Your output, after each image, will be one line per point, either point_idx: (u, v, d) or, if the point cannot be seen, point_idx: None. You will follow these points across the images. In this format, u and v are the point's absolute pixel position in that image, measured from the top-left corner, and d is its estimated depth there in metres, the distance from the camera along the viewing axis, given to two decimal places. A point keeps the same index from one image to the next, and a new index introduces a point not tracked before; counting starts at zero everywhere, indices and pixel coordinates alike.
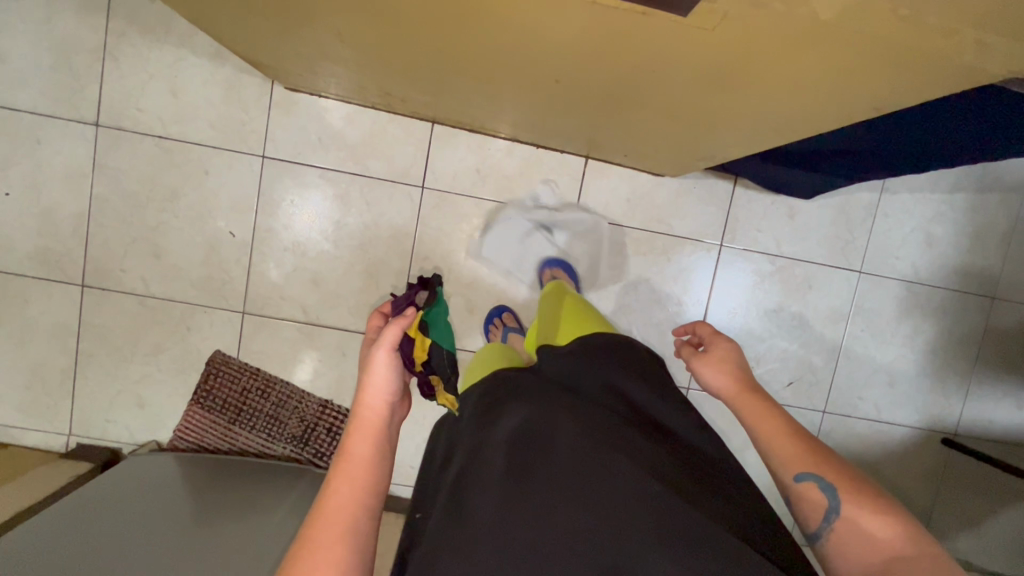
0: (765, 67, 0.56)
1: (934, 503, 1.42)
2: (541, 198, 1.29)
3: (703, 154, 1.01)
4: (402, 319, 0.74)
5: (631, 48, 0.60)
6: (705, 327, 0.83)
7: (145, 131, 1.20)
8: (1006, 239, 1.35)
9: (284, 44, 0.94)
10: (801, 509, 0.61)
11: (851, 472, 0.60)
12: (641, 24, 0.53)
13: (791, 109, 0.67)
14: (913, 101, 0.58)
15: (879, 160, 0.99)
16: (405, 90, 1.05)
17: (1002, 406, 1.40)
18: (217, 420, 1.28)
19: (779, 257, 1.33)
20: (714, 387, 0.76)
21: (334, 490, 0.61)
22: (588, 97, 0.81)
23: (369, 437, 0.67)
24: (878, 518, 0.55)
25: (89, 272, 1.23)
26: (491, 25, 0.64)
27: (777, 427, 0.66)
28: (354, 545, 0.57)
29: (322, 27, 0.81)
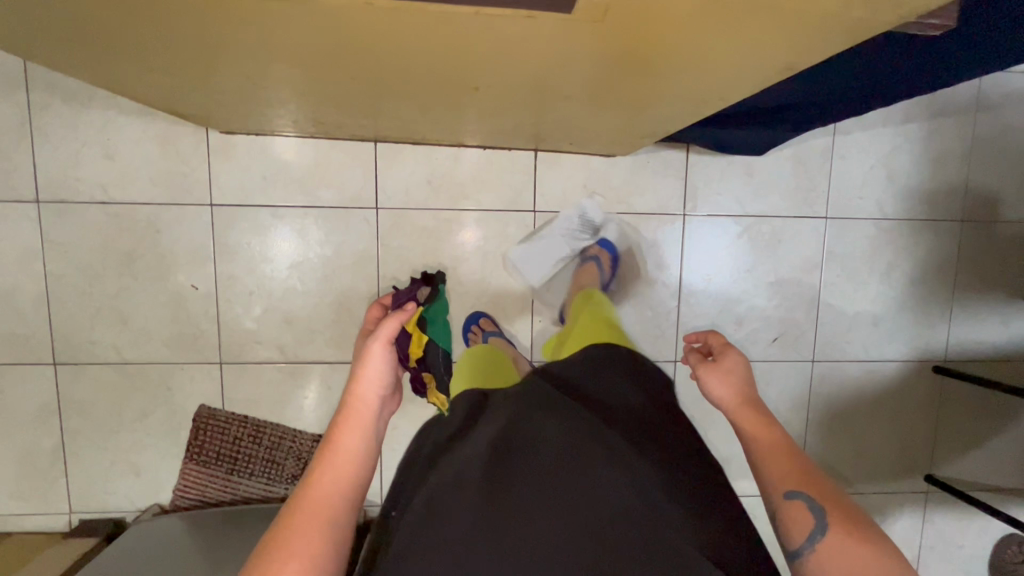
0: (667, 45, 0.56)
1: (937, 431, 1.42)
2: (497, 199, 1.27)
3: (645, 131, 1.00)
4: (401, 313, 0.74)
5: (533, 47, 0.59)
6: (718, 339, 0.81)
7: (88, 199, 1.18)
8: (966, 160, 1.34)
9: (204, 93, 0.92)
10: (785, 525, 0.61)
11: (842, 501, 0.61)
12: (535, 26, 0.52)
13: (709, 79, 0.66)
14: (822, 55, 0.57)
15: (820, 105, 0.99)
16: (337, 117, 1.04)
17: (989, 326, 1.40)
18: (215, 472, 1.27)
19: (744, 216, 1.33)
20: (716, 397, 0.75)
21: (320, 477, 0.66)
22: (513, 96, 0.80)
23: (357, 427, 0.70)
24: (866, 550, 0.57)
25: (59, 350, 1.21)
26: (391, 46, 0.63)
27: (776, 445, 0.67)
28: (334, 532, 0.62)
29: (234, 72, 0.79)
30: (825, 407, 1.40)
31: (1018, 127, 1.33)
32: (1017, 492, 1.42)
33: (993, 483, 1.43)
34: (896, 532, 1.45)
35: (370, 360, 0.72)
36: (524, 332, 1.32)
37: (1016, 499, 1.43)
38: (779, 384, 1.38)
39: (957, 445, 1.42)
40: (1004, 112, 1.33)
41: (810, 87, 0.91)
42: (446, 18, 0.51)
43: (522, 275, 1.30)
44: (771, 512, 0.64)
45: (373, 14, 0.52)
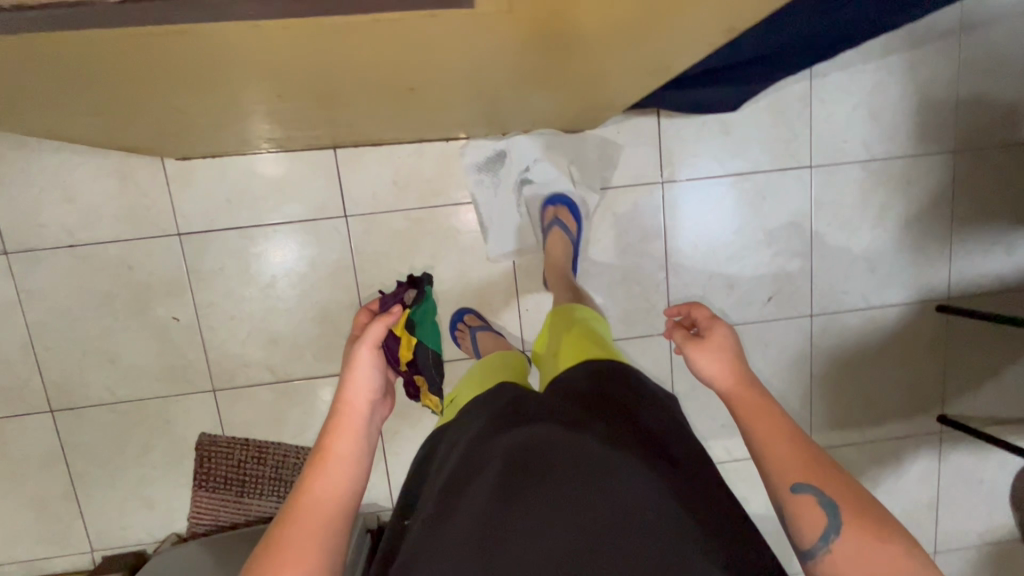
0: (585, 16, 0.51)
1: (947, 370, 1.39)
2: (483, 182, 1.22)
3: (606, 103, 0.95)
4: (386, 317, 0.74)
5: (447, 42, 0.55)
6: (702, 313, 0.78)
7: (56, 244, 1.17)
8: (956, 86, 1.27)
9: (144, 126, 0.89)
10: (797, 524, 0.60)
11: (854, 491, 0.60)
12: (449, 19, 0.48)
13: (644, 44, 0.62)
14: (754, 8, 0.54)
15: (788, 51, 0.93)
16: (288, 130, 1.00)
17: (993, 257, 1.34)
18: (226, 496, 1.28)
19: (726, 176, 1.28)
20: (708, 376, 0.72)
21: (314, 482, 0.66)
22: (452, 89, 0.76)
23: (351, 435, 0.70)
24: (886, 550, 0.56)
25: (54, 397, 1.21)
26: (304, 61, 0.59)
27: (776, 427, 0.65)
28: (325, 541, 0.61)
29: (162, 105, 0.76)
30: (829, 361, 1.37)
31: (1007, 44, 1.25)
32: None
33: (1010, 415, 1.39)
34: (913, 474, 1.44)
35: (358, 365, 0.72)
36: (514, 323, 1.28)
37: None
38: (778, 344, 1.35)
39: (969, 382, 1.39)
40: (992, 29, 1.24)
41: (771, 36, 0.85)
42: (348, 28, 0.47)
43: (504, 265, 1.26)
44: (779, 507, 0.62)
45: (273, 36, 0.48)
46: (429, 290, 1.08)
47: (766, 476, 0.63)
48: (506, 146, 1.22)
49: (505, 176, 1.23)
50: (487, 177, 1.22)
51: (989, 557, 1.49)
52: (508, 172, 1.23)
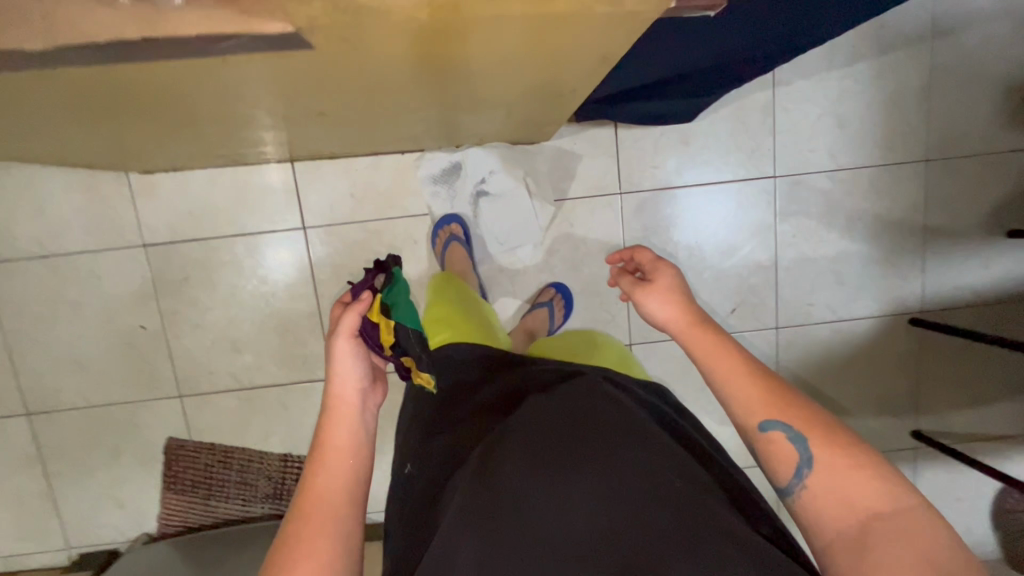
0: (447, 48, 0.52)
1: (919, 385, 1.35)
2: (437, 191, 1.24)
3: (538, 121, 0.94)
4: (358, 304, 0.67)
5: (321, 72, 0.56)
6: (646, 256, 0.77)
7: (27, 255, 1.22)
8: (926, 95, 1.23)
9: (87, 147, 0.92)
10: (770, 464, 0.61)
11: (823, 422, 0.61)
12: (299, 58, 0.49)
13: (532, 69, 0.62)
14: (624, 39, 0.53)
15: (724, 65, 0.91)
16: (235, 147, 1.02)
17: (967, 269, 1.30)
18: (193, 499, 1.32)
19: (684, 187, 1.26)
20: (659, 319, 0.72)
21: (318, 475, 0.64)
22: (369, 110, 0.77)
23: (344, 424, 0.67)
24: (857, 476, 0.56)
25: (29, 400, 1.27)
26: (195, 90, 0.61)
27: (736, 369, 0.66)
28: (341, 530, 0.61)
29: (87, 131, 0.79)
30: (795, 374, 1.34)
31: (980, 51, 1.21)
32: (1014, 438, 1.34)
33: (986, 432, 1.35)
34: None
35: (338, 359, 0.67)
36: None
37: (1013, 447, 1.35)
38: None
39: (942, 396, 1.35)
40: (963, 35, 1.21)
41: (700, 53, 0.84)
42: (200, 68, 0.49)
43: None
44: (755, 452, 0.64)
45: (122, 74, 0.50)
46: (401, 273, 0.82)
47: (736, 422, 0.65)
48: (461, 159, 1.23)
49: (459, 186, 1.23)
50: (444, 190, 1.23)
51: None
52: (464, 184, 1.24)
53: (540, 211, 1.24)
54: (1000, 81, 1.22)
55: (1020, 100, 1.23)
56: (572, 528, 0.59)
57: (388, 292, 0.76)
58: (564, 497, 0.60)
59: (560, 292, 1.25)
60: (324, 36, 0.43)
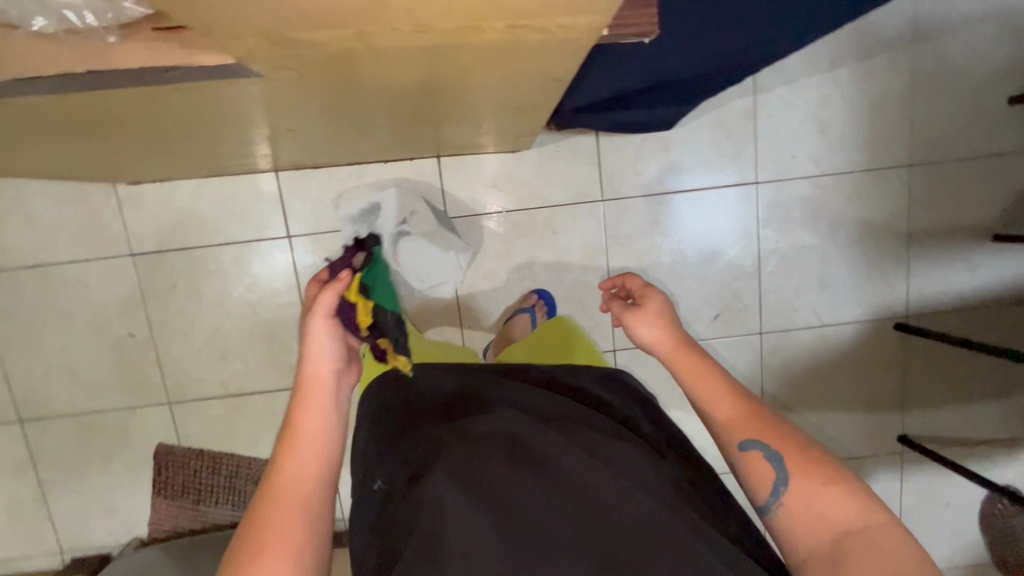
0: (398, 73, 0.52)
1: (905, 389, 1.35)
2: (365, 218, 1.21)
3: (512, 132, 0.94)
4: (336, 283, 0.66)
5: (278, 94, 0.57)
6: (636, 281, 0.78)
7: (18, 265, 1.24)
8: (908, 100, 1.23)
9: (66, 164, 0.93)
10: (748, 481, 0.61)
11: (801, 442, 0.61)
12: (251, 81, 0.50)
13: (492, 90, 0.63)
14: (575, 64, 0.54)
15: (697, 77, 0.92)
16: (215, 162, 1.03)
17: (952, 273, 1.29)
18: (183, 504, 1.34)
19: (665, 194, 1.27)
20: (648, 343, 0.73)
21: (288, 460, 0.63)
22: (339, 126, 0.78)
23: (319, 408, 0.66)
24: (834, 493, 0.57)
25: (22, 407, 1.29)
26: (158, 112, 0.62)
27: (718, 390, 0.67)
28: (308, 514, 0.60)
29: (62, 150, 0.80)
30: (780, 379, 1.34)
31: (962, 56, 1.21)
32: (1000, 443, 1.34)
33: (973, 436, 1.34)
34: None
35: (315, 340, 0.67)
36: (456, 340, 1.30)
37: (1000, 452, 1.34)
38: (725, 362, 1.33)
39: (928, 401, 1.35)
40: (945, 41, 1.20)
41: (670, 66, 0.85)
42: (151, 92, 0.50)
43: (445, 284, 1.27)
44: (733, 470, 0.64)
45: (80, 101, 0.51)
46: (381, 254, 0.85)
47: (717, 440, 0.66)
48: (378, 199, 1.22)
49: (385, 210, 1.20)
50: (361, 230, 1.21)
51: None
52: (381, 223, 1.20)
53: (459, 252, 1.23)
54: (983, 86, 1.22)
55: (1003, 104, 1.23)
56: (539, 522, 0.57)
57: (366, 271, 0.74)
58: (534, 493, 0.59)
59: (543, 299, 1.25)
60: (266, 64, 0.44)
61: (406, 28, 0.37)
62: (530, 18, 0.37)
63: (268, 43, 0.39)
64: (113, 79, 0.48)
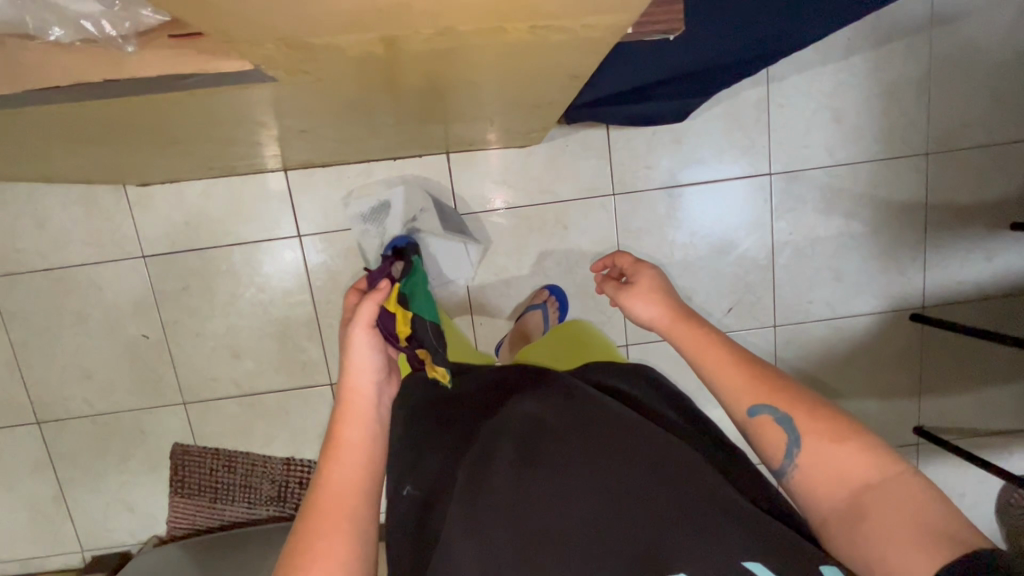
0: (414, 74, 0.52)
1: (921, 381, 1.33)
2: (373, 213, 1.21)
3: (522, 129, 0.92)
4: (376, 294, 0.67)
5: (292, 96, 0.56)
6: (627, 259, 0.78)
7: (32, 268, 1.24)
8: (926, 87, 1.20)
9: (73, 168, 0.92)
10: (761, 446, 0.61)
11: (809, 401, 0.60)
12: (266, 85, 0.49)
13: (507, 88, 0.62)
14: (593, 61, 0.53)
15: (709, 69, 0.90)
16: (221, 164, 1.03)
17: (970, 263, 1.28)
18: (200, 502, 1.35)
19: (676, 187, 1.25)
20: (646, 319, 0.72)
21: (331, 469, 0.61)
22: (349, 126, 0.77)
23: (361, 417, 0.65)
24: (845, 449, 0.56)
25: (40, 409, 1.30)
26: (169, 116, 0.61)
27: (722, 358, 0.64)
28: (356, 524, 0.58)
29: (71, 154, 0.79)
30: (794, 372, 1.33)
31: (981, 40, 1.18)
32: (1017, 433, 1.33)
33: (990, 427, 1.33)
34: None
35: (357, 351, 0.66)
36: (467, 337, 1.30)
37: (1017, 443, 1.33)
38: None
39: (944, 393, 1.33)
40: (964, 25, 1.18)
41: (684, 58, 0.84)
42: (164, 98, 0.49)
43: (456, 282, 1.26)
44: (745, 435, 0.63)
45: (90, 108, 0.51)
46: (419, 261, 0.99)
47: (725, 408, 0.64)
48: (389, 197, 1.21)
49: (394, 205, 1.20)
50: (373, 228, 1.21)
51: None
52: (394, 221, 1.20)
53: (471, 248, 1.24)
54: (1002, 71, 1.20)
55: (1023, 89, 1.20)
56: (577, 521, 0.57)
57: (404, 284, 0.85)
58: (568, 491, 0.58)
59: (554, 294, 1.24)
60: (283, 68, 0.43)
61: (428, 31, 0.37)
62: (553, 19, 0.36)
63: (283, 52, 0.38)
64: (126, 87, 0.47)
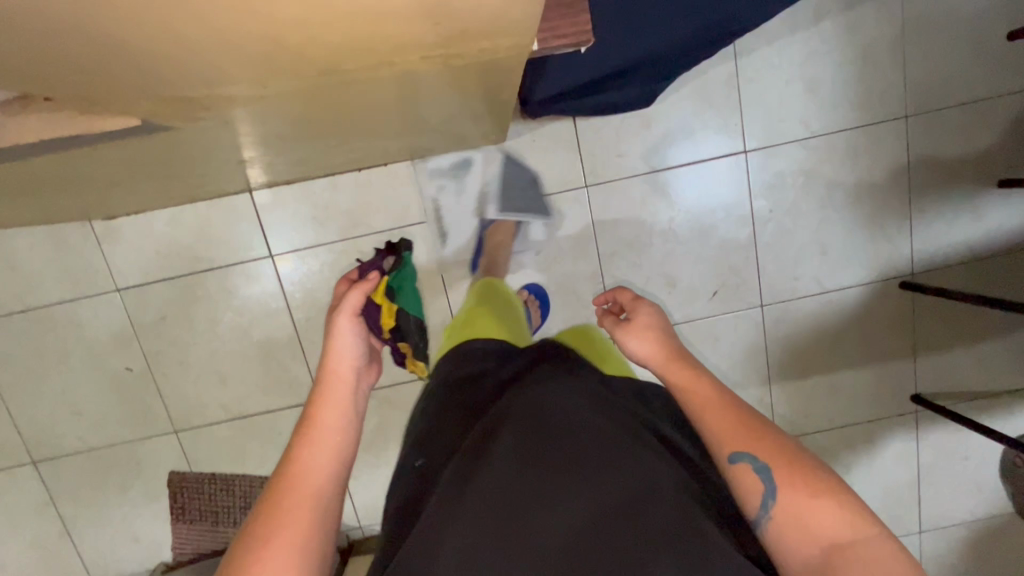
0: (333, 95, 0.49)
1: (916, 349, 1.31)
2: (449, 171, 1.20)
3: (472, 136, 0.87)
4: (365, 283, 0.64)
5: (213, 129, 0.54)
6: (626, 294, 0.72)
7: (8, 311, 1.24)
8: (900, 48, 1.16)
9: (21, 216, 0.90)
10: (735, 496, 0.54)
11: (793, 452, 0.54)
12: (177, 117, 0.47)
13: (442, 100, 0.60)
14: (516, 59, 0.50)
15: (665, 56, 0.88)
16: (175, 195, 1.00)
17: (958, 225, 1.24)
18: (202, 526, 1.35)
19: (651, 173, 1.22)
20: (639, 357, 0.66)
21: (303, 451, 0.56)
22: (295, 150, 0.75)
23: (340, 399, 0.60)
24: (822, 505, 0.50)
25: (33, 449, 1.30)
26: (94, 161, 0.59)
27: (710, 402, 0.59)
28: (318, 516, 0.53)
29: (12, 206, 0.77)
30: (785, 350, 1.31)
31: None
32: (1016, 393, 1.30)
33: (989, 388, 1.31)
34: (888, 457, 1.36)
35: (339, 338, 0.62)
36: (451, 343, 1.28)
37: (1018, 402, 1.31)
38: (727, 339, 1.30)
39: (941, 358, 1.31)
40: None
41: (636, 39, 0.81)
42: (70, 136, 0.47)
43: (524, 253, 1.25)
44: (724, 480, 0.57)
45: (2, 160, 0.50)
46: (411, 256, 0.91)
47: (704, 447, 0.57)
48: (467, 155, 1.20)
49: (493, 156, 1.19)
50: (450, 185, 1.20)
51: (984, 539, 1.39)
52: (472, 183, 1.20)
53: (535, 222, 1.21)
54: (978, 25, 1.15)
55: (1003, 42, 1.16)
56: (563, 525, 0.49)
57: (394, 276, 0.82)
58: (553, 496, 0.51)
59: (534, 293, 1.23)
60: (181, 95, 0.41)
61: (311, 34, 0.35)
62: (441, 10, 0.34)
63: (177, 73, 0.37)
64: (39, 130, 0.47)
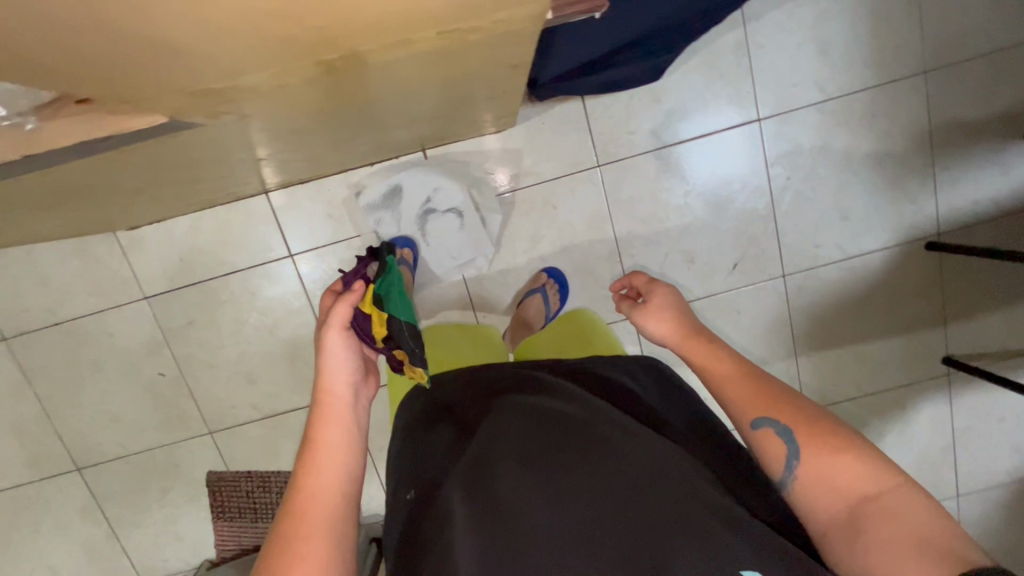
0: (346, 84, 0.50)
1: (944, 309, 1.28)
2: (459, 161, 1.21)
3: (480, 119, 0.87)
4: (351, 295, 0.61)
5: (228, 127, 0.55)
6: (641, 277, 0.71)
7: (43, 323, 1.28)
8: (914, 2, 1.13)
9: (40, 230, 0.91)
10: (761, 461, 0.54)
11: (814, 412, 0.53)
12: (197, 115, 0.48)
13: (450, 82, 0.59)
14: (525, 32, 0.50)
15: (674, 24, 0.86)
16: (186, 203, 1.01)
17: (984, 180, 1.21)
18: (243, 523, 1.38)
19: (664, 148, 1.20)
20: (658, 337, 0.67)
21: (308, 476, 0.56)
22: (311, 145, 0.76)
23: (340, 420, 0.60)
24: (844, 460, 0.49)
25: (77, 456, 1.35)
26: (116, 169, 0.60)
27: (730, 374, 0.59)
28: (336, 533, 0.53)
29: (34, 219, 0.79)
30: (809, 320, 1.29)
31: None
32: None
33: None
34: (921, 420, 1.34)
35: (329, 356, 0.61)
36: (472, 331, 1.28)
37: None
38: (750, 311, 1.29)
39: (972, 317, 1.28)
40: None
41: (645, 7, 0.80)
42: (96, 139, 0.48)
43: (541, 237, 1.25)
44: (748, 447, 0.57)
45: (36, 168, 0.52)
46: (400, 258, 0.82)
47: (727, 418, 0.58)
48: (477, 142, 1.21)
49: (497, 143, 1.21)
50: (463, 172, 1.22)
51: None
52: (411, 205, 1.22)
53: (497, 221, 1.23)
54: None
55: None
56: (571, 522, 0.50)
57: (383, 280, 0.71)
58: (558, 495, 0.52)
59: (553, 277, 1.23)
60: (202, 90, 0.42)
61: (327, 18, 0.35)
62: None
63: (195, 66, 0.38)
64: (63, 135, 0.47)
